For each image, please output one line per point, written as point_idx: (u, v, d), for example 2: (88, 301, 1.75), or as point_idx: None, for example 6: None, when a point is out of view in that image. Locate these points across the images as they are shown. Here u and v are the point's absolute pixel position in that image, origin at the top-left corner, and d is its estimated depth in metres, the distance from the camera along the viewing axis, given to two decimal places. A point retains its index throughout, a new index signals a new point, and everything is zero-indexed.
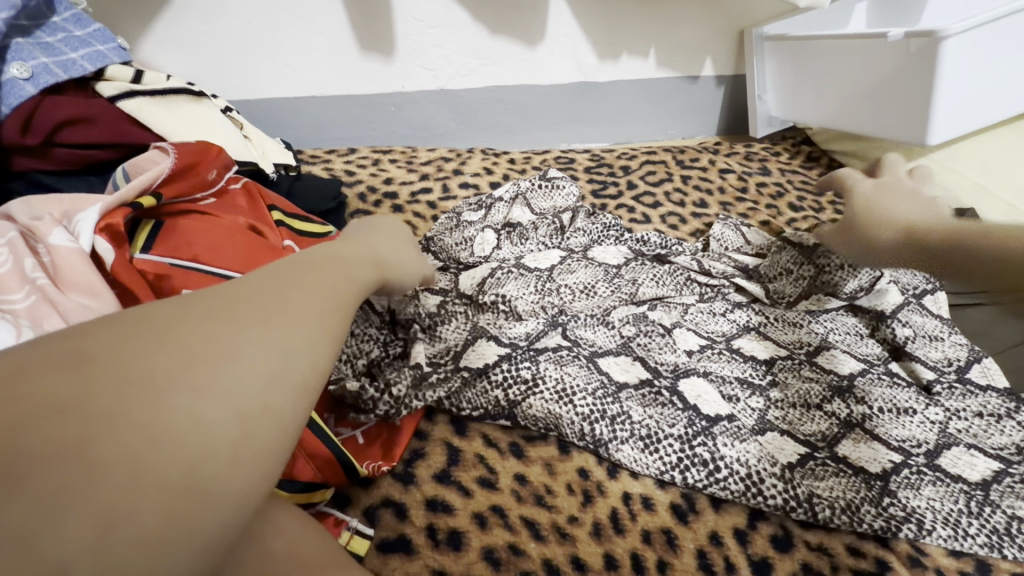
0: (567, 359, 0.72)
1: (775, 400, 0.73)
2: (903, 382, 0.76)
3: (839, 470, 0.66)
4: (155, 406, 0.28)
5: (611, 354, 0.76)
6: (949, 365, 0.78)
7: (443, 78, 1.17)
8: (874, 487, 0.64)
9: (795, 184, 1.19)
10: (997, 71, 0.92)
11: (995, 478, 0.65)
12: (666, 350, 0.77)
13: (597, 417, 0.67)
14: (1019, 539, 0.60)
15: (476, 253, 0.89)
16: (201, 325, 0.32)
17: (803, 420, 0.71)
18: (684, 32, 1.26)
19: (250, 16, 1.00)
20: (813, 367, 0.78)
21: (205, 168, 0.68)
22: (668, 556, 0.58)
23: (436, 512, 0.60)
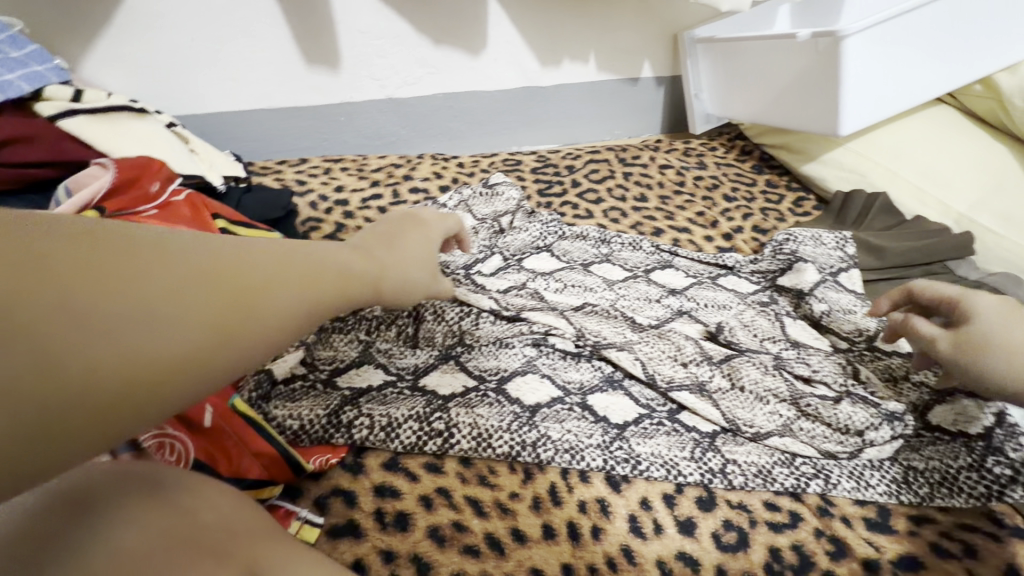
0: (477, 402, 0.73)
1: (713, 394, 0.77)
2: (819, 353, 0.83)
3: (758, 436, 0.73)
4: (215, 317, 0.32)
5: (517, 377, 0.77)
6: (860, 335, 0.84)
7: (390, 88, 1.20)
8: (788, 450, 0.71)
9: (730, 176, 1.27)
10: (898, 65, 1.00)
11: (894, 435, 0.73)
12: (572, 368, 0.79)
13: (517, 451, 0.68)
14: (914, 487, 0.67)
15: None
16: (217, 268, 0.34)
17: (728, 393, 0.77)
18: (622, 36, 1.32)
19: (192, 32, 1.02)
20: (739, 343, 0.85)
21: (146, 181, 0.71)
22: (602, 522, 0.63)
23: (384, 497, 0.63)
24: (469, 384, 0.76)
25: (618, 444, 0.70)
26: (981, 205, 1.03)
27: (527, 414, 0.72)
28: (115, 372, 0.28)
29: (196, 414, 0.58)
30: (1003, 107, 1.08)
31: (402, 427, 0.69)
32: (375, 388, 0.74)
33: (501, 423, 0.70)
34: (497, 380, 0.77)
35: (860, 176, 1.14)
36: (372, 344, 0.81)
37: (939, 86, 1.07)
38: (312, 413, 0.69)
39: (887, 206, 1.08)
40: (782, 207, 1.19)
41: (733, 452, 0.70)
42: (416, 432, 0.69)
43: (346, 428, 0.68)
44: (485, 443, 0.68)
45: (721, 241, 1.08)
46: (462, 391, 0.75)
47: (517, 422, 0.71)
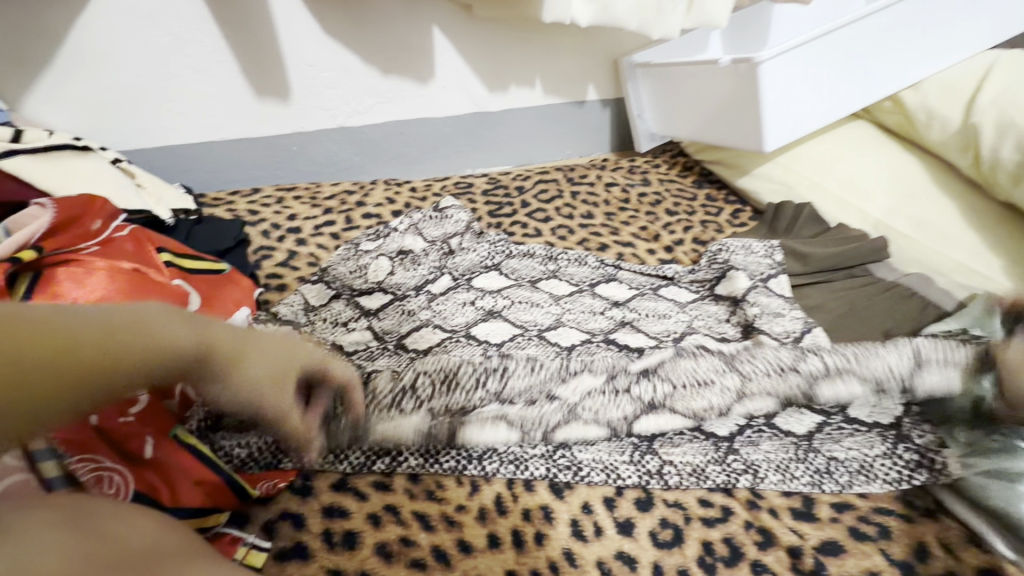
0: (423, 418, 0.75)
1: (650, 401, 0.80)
2: None
3: (693, 436, 0.77)
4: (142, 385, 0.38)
5: None
6: (788, 337, 0.90)
7: (342, 117, 1.24)
8: (721, 448, 0.75)
9: (672, 192, 1.34)
10: (810, 86, 1.09)
11: (818, 429, 0.77)
12: None
13: (464, 466, 0.71)
14: (835, 476, 0.72)
15: (370, 279, 0.96)
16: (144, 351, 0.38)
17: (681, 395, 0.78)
18: (565, 62, 1.39)
19: (137, 69, 1.04)
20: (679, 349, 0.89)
21: (87, 219, 0.72)
22: (545, 528, 0.66)
23: (332, 518, 0.64)
24: None
25: (561, 453, 0.74)
26: (895, 212, 1.11)
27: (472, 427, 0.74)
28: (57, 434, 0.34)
29: (136, 446, 0.58)
30: (910, 121, 1.18)
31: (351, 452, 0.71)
32: None
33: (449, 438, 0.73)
34: None
35: (788, 188, 1.23)
36: None
37: (852, 103, 1.17)
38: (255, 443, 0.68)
39: (813, 215, 1.16)
40: (720, 219, 1.26)
41: (670, 453, 0.74)
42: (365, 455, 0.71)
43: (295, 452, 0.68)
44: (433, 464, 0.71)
45: (663, 253, 1.14)
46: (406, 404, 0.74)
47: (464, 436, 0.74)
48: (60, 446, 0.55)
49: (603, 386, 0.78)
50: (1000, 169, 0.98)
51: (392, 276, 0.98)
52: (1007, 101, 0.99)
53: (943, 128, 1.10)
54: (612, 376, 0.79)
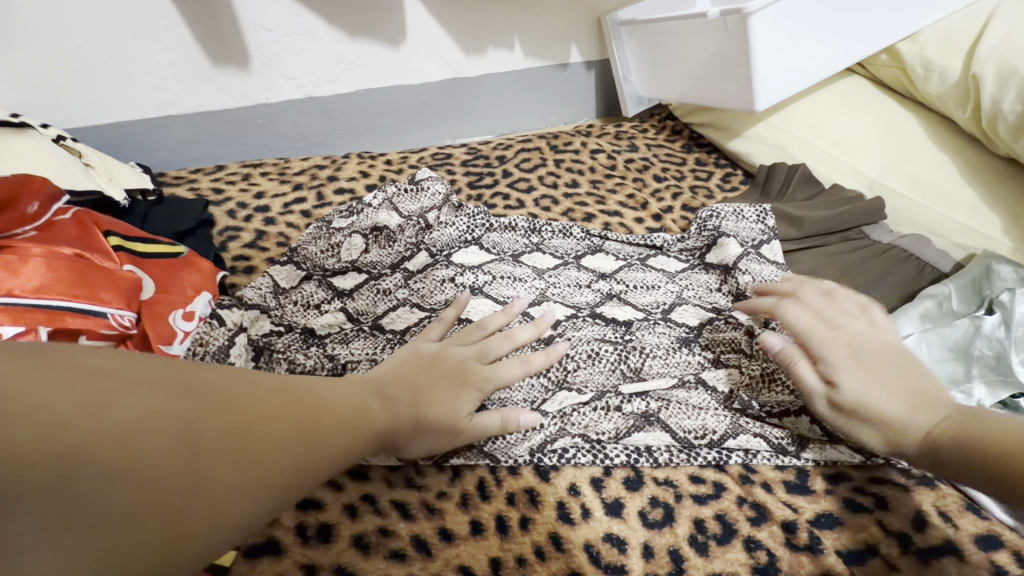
0: None
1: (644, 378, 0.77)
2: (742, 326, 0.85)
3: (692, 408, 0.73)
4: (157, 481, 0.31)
5: None
6: None
7: (308, 86, 1.16)
8: (724, 422, 0.72)
9: (660, 157, 1.29)
10: (803, 38, 1.03)
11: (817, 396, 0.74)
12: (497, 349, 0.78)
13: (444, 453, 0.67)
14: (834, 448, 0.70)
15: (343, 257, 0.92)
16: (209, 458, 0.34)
17: (665, 367, 0.78)
18: (545, 22, 1.31)
19: (79, 37, 0.96)
20: (668, 325, 0.86)
21: (23, 202, 0.68)
22: (531, 512, 0.63)
23: (306, 510, 0.61)
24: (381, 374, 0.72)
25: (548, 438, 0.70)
26: (891, 170, 1.07)
27: None
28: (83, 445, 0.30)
29: None
30: (907, 74, 1.13)
31: None
32: None
33: None
34: None
35: (781, 149, 1.17)
36: (273, 351, 0.73)
37: (847, 56, 1.11)
38: None
39: (807, 176, 1.11)
40: (710, 183, 1.21)
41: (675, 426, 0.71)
42: None
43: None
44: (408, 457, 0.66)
45: (650, 222, 1.09)
46: None
47: None
48: None
49: (581, 364, 0.78)
50: (1000, 121, 0.93)
51: (365, 253, 0.93)
52: (1010, 48, 0.94)
53: (942, 80, 1.05)
54: (595, 359, 0.79)
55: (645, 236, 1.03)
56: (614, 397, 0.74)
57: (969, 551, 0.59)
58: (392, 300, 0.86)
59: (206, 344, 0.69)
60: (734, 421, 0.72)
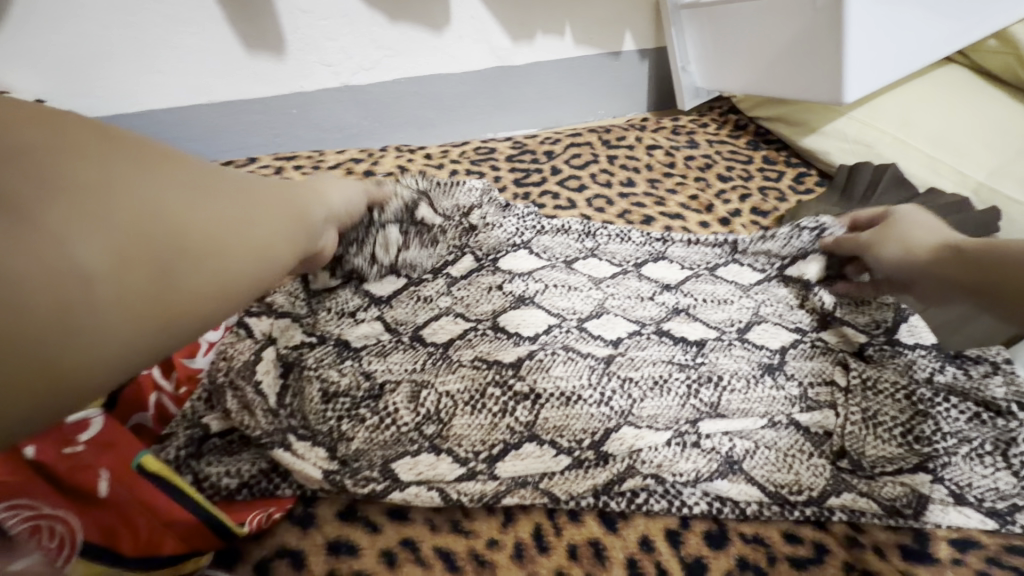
0: (446, 422, 0.61)
1: (726, 410, 0.65)
2: (832, 352, 0.74)
3: (784, 450, 0.62)
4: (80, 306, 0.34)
5: (489, 392, 0.63)
6: (877, 329, 0.75)
7: (345, 74, 1.08)
8: (823, 473, 0.60)
9: (724, 154, 1.17)
10: (905, 18, 0.90)
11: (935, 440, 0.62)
12: (559, 365, 0.67)
13: (494, 496, 0.57)
14: (965, 509, 0.58)
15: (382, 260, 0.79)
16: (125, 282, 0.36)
17: (745, 403, 0.66)
18: (599, 6, 1.21)
19: (108, 19, 0.90)
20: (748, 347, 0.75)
21: None
22: (596, 570, 0.53)
23: (339, 556, 0.53)
24: (424, 395, 0.63)
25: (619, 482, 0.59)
26: (1001, 172, 0.94)
27: (513, 442, 0.60)
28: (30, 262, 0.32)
29: (87, 482, 0.46)
30: (1021, 62, 0.98)
31: (355, 480, 0.56)
32: (318, 423, 0.61)
33: (482, 444, 0.60)
34: (467, 395, 0.63)
35: (867, 146, 1.04)
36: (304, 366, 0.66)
37: (949, 41, 0.97)
38: (230, 466, 0.56)
39: (898, 177, 0.97)
40: (782, 184, 1.09)
41: (766, 475, 0.59)
42: (373, 486, 0.56)
43: (293, 479, 0.57)
44: (450, 500, 0.57)
45: (717, 226, 0.98)
46: (423, 422, 0.61)
47: (501, 448, 0.60)
48: None
49: (649, 393, 0.65)
50: None
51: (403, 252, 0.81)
52: None
53: None
54: (663, 388, 0.66)
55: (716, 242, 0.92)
56: (691, 434, 0.62)
57: None
58: (434, 309, 0.78)
59: (229, 359, 0.61)
60: (836, 474, 0.60)
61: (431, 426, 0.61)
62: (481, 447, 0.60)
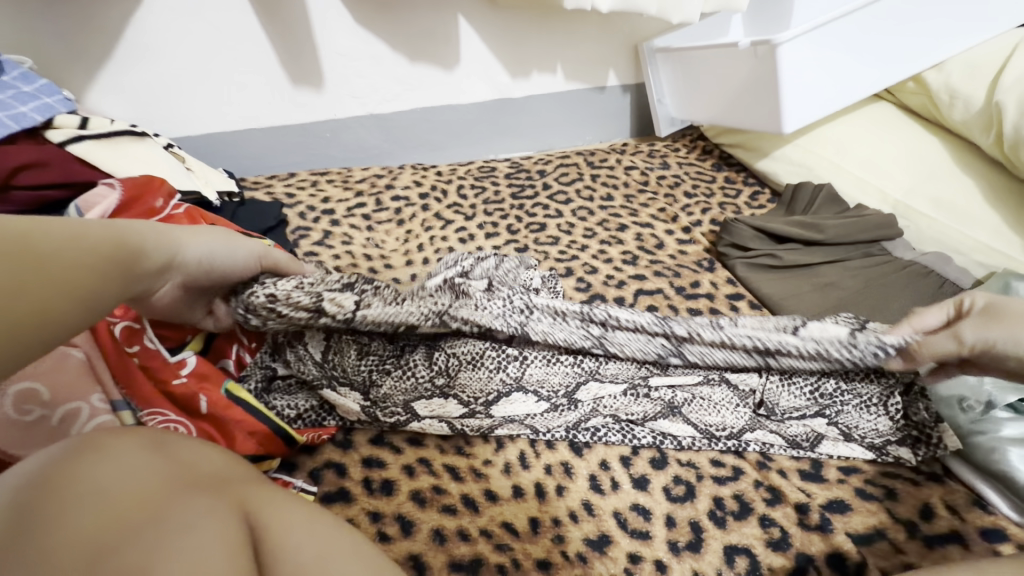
0: (456, 374, 0.74)
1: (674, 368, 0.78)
2: None
3: (716, 398, 0.77)
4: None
5: (487, 356, 0.74)
6: None
7: (371, 104, 1.29)
8: (745, 418, 0.77)
9: (691, 174, 1.37)
10: (832, 65, 1.10)
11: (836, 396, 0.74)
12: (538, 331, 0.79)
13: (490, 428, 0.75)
14: (848, 444, 0.75)
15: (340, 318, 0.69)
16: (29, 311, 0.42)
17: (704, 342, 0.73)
18: (586, 49, 1.42)
19: (185, 61, 1.11)
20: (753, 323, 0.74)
21: (150, 197, 0.80)
22: (565, 481, 0.71)
23: (371, 467, 0.71)
24: (433, 355, 0.75)
25: (584, 421, 0.77)
26: (914, 191, 1.12)
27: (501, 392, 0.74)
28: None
29: (192, 402, 0.65)
30: (933, 101, 1.18)
31: (386, 414, 0.74)
32: (354, 375, 0.75)
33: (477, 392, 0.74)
34: (467, 358, 0.74)
35: (808, 169, 1.24)
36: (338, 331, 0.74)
37: (873, 83, 1.17)
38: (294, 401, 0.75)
39: (831, 195, 1.16)
40: (739, 200, 1.28)
41: (698, 417, 0.76)
42: (397, 418, 0.74)
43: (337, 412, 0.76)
44: (456, 430, 0.75)
45: (680, 233, 1.17)
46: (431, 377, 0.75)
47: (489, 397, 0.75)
48: (130, 399, 0.64)
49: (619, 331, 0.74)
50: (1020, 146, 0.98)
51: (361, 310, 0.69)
52: None
53: (966, 108, 1.10)
54: (629, 323, 0.75)
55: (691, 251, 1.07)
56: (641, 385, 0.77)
57: (972, 539, 0.64)
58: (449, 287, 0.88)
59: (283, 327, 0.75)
60: (753, 417, 0.77)
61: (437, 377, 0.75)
62: (481, 394, 0.74)
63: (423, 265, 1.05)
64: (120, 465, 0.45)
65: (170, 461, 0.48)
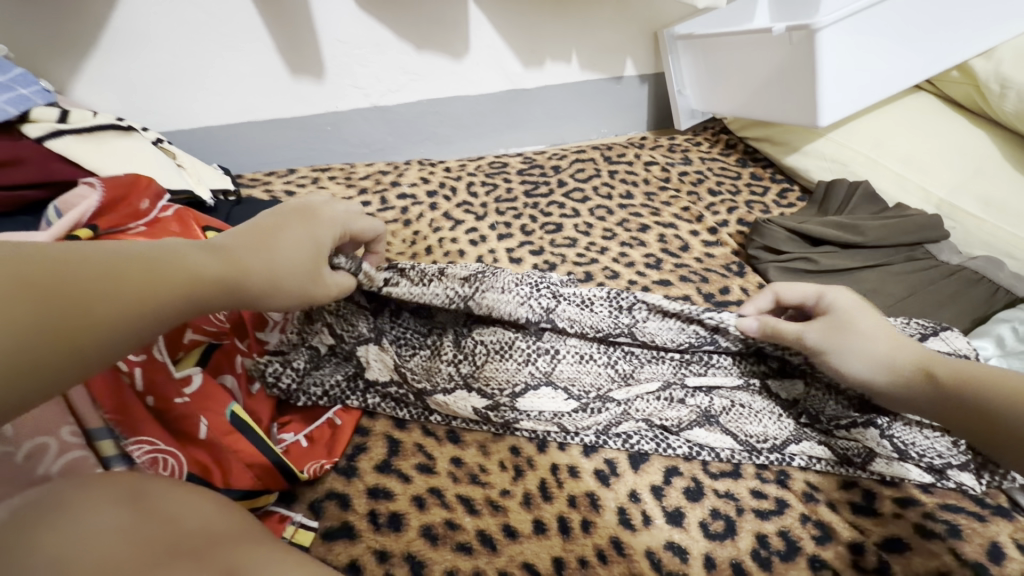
0: (493, 359, 0.74)
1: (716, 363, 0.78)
2: None
3: (757, 391, 0.75)
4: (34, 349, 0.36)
5: (518, 348, 0.75)
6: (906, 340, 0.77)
7: (375, 96, 1.22)
8: (789, 426, 0.72)
9: (714, 170, 1.28)
10: (874, 52, 1.01)
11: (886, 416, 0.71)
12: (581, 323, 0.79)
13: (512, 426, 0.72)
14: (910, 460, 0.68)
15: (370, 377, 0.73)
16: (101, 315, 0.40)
17: (727, 331, 0.83)
18: (602, 36, 1.33)
19: (175, 48, 1.04)
20: None
21: (135, 198, 0.72)
22: (592, 515, 0.64)
23: (378, 499, 0.64)
24: (463, 359, 0.74)
25: (616, 427, 0.72)
26: (961, 190, 1.04)
27: (535, 385, 0.73)
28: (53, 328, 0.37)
29: (190, 426, 0.58)
30: (980, 91, 1.09)
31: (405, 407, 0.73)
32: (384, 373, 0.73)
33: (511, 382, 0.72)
34: (502, 351, 0.74)
35: (842, 165, 1.16)
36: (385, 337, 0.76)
37: (917, 72, 1.08)
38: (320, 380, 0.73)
39: (869, 193, 1.08)
40: (766, 198, 1.20)
41: (739, 426, 0.72)
42: (414, 413, 0.73)
43: (362, 391, 0.73)
44: (480, 424, 0.72)
45: (706, 235, 1.09)
46: (461, 371, 0.73)
47: (524, 389, 0.73)
48: (113, 424, 0.55)
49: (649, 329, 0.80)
50: None
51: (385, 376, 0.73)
52: None
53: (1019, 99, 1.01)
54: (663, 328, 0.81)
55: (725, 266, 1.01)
56: (672, 356, 0.78)
57: None
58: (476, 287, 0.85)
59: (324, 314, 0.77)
60: (798, 428, 0.72)
61: (465, 367, 0.74)
62: (506, 385, 0.72)
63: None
64: (88, 521, 0.38)
65: (145, 517, 0.40)
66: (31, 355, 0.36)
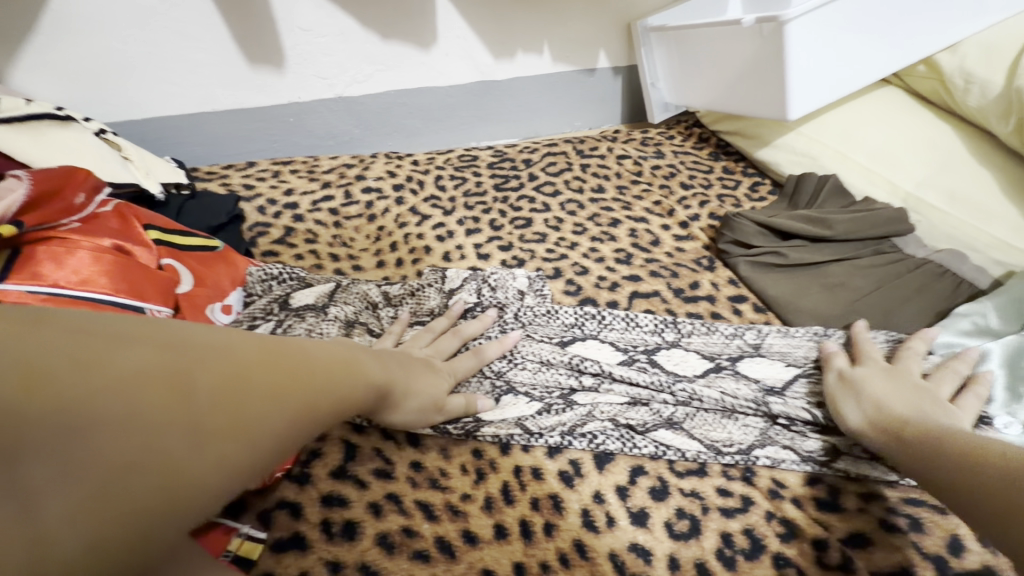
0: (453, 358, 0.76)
1: (684, 365, 0.80)
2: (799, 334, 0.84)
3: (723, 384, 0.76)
4: (106, 453, 0.31)
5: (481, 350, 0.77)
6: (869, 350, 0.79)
7: (339, 86, 1.17)
8: (754, 430, 0.72)
9: (687, 164, 1.28)
10: (841, 46, 1.01)
11: None
12: (549, 324, 0.85)
13: (473, 429, 0.70)
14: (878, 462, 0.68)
15: None
16: (167, 399, 0.34)
17: (706, 343, 0.83)
18: (574, 26, 1.31)
19: (123, 34, 0.98)
20: (778, 338, 0.84)
21: (70, 192, 0.68)
22: (555, 518, 0.62)
23: (331, 506, 0.61)
24: None
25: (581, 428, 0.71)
26: (926, 184, 1.05)
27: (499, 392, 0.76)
28: (119, 432, 0.32)
29: None
30: (946, 86, 1.10)
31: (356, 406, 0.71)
32: None
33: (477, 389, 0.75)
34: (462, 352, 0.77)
35: (812, 159, 1.15)
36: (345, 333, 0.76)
37: (884, 66, 1.08)
38: None
39: (837, 187, 1.08)
40: (738, 192, 1.20)
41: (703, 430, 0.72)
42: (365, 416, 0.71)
43: None
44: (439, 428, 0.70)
45: (677, 229, 1.08)
46: None
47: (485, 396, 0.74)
48: None
49: (616, 328, 0.85)
50: None
51: None
52: None
53: (982, 94, 1.01)
54: (630, 324, 0.85)
55: (695, 261, 1.01)
56: (638, 359, 0.80)
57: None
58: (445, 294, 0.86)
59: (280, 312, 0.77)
60: (763, 432, 0.72)
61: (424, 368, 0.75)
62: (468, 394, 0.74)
63: (396, 267, 0.95)
64: None
65: None
66: (110, 470, 0.31)
